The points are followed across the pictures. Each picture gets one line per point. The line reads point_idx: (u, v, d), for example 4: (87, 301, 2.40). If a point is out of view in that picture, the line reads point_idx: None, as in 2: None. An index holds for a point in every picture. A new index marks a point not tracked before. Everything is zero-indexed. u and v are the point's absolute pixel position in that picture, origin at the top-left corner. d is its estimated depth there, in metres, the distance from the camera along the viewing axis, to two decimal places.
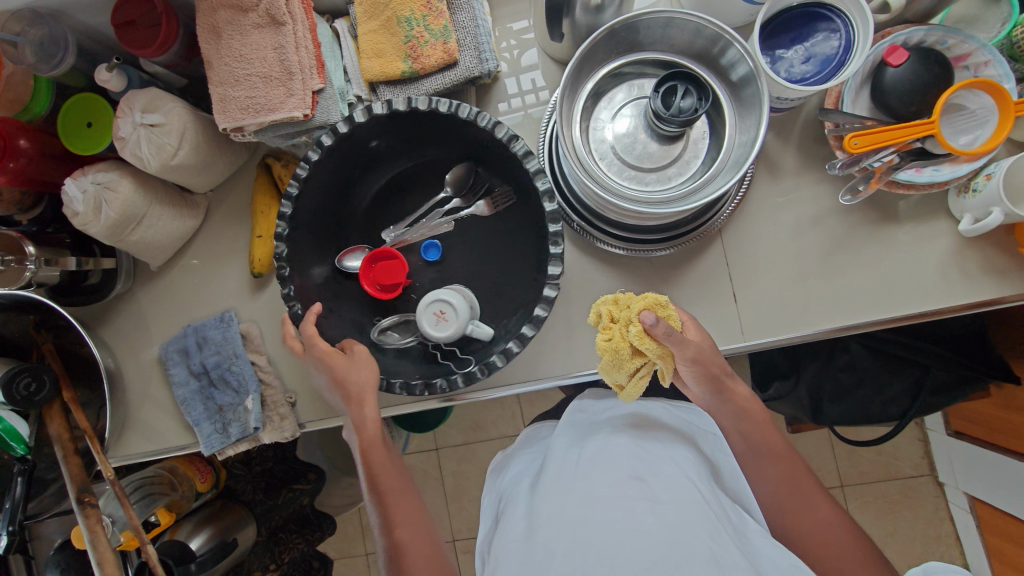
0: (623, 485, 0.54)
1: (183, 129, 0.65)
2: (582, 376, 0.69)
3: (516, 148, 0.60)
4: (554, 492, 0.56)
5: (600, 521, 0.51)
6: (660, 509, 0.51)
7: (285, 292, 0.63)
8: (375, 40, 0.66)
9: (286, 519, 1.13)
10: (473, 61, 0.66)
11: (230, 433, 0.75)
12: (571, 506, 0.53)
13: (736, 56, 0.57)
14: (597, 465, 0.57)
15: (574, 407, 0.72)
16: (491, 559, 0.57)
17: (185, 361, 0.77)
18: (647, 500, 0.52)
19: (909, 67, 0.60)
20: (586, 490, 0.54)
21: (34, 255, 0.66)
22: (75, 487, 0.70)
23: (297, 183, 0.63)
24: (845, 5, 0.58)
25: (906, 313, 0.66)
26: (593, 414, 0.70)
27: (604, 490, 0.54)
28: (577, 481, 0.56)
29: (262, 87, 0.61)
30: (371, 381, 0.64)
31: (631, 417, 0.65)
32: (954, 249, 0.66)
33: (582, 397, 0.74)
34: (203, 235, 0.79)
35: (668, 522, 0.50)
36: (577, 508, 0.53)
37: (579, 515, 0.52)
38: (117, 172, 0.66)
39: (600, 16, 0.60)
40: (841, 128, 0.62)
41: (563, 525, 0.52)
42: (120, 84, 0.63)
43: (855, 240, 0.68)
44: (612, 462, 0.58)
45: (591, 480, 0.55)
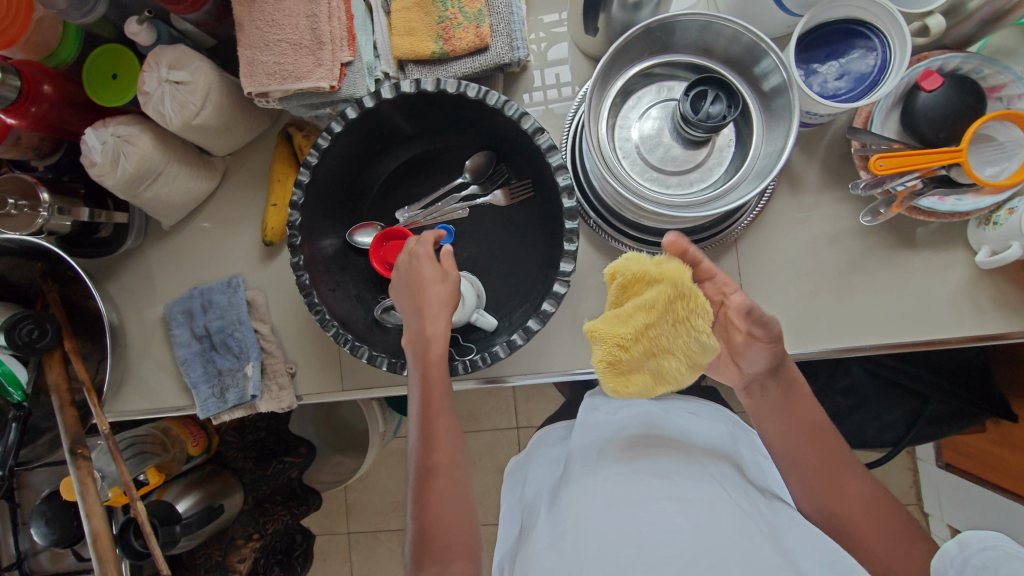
0: (650, 485, 0.54)
1: (208, 89, 0.64)
2: (583, 374, 0.70)
3: (541, 140, 0.60)
4: (581, 491, 0.56)
5: (632, 521, 0.51)
6: (689, 508, 0.51)
7: (294, 261, 0.63)
8: (407, 18, 0.66)
9: (273, 490, 1.13)
10: (504, 47, 0.65)
11: (227, 398, 0.75)
12: (600, 505, 0.53)
13: (771, 66, 0.57)
14: (622, 467, 0.58)
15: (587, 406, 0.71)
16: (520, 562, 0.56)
17: (188, 322, 0.77)
18: (675, 500, 0.52)
19: (942, 93, 0.59)
20: (612, 490, 0.54)
21: (47, 202, 0.66)
22: (68, 437, 0.70)
23: (317, 154, 0.63)
24: (884, 25, 0.57)
25: (914, 339, 0.66)
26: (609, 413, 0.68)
27: (631, 491, 0.54)
28: (603, 480, 0.56)
29: (291, 54, 0.61)
30: (451, 298, 0.60)
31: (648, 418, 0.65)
32: (969, 280, 0.65)
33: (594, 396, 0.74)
34: (217, 198, 0.79)
35: (698, 521, 0.50)
36: (606, 507, 0.53)
37: (608, 514, 0.52)
38: (138, 127, 0.66)
39: (637, 14, 0.60)
40: (868, 148, 0.62)
41: (593, 525, 0.52)
42: (149, 38, 0.63)
43: (870, 262, 0.67)
44: (636, 463, 0.58)
45: (617, 480, 0.56)
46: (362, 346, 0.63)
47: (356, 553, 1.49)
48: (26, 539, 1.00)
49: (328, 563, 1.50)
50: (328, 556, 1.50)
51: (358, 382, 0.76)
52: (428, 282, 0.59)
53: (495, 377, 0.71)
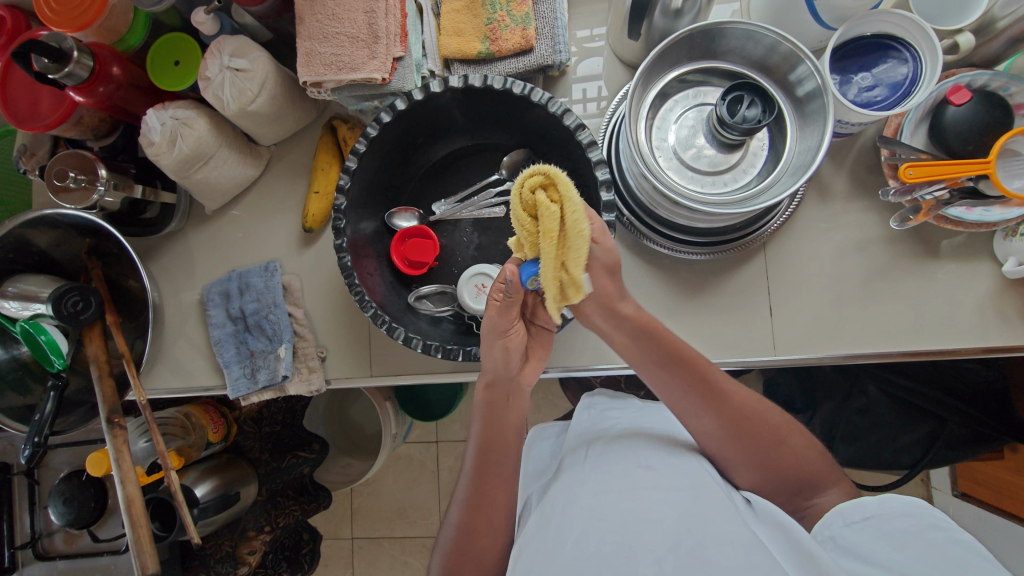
0: (635, 476, 0.55)
1: (265, 78, 0.67)
2: (593, 369, 0.73)
3: (582, 137, 0.62)
4: (569, 488, 0.56)
5: (611, 512, 0.50)
6: (672, 497, 0.51)
7: (338, 243, 0.65)
8: (456, 20, 0.69)
9: (285, 484, 1.14)
10: (548, 50, 0.69)
11: (258, 378, 0.76)
12: (585, 498, 0.53)
13: (806, 73, 0.59)
14: (609, 462, 0.58)
15: (585, 403, 0.74)
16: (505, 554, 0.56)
17: (224, 304, 0.79)
18: (660, 489, 0.52)
19: (970, 108, 0.61)
20: (597, 484, 0.55)
21: (104, 178, 0.69)
22: (105, 406, 0.71)
23: (365, 141, 0.65)
24: (915, 37, 0.60)
25: (939, 348, 0.67)
26: (599, 412, 0.71)
27: (616, 483, 0.54)
28: (591, 476, 0.56)
29: (348, 46, 0.64)
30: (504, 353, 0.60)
31: (632, 424, 0.66)
32: (994, 291, 0.67)
33: (593, 395, 0.76)
34: (260, 185, 0.81)
35: (680, 508, 0.50)
36: (592, 501, 0.52)
37: (590, 504, 0.52)
38: (195, 111, 0.69)
39: (677, 21, 0.64)
40: (898, 157, 0.64)
41: (575, 515, 0.52)
42: (213, 28, 0.67)
43: (896, 270, 0.69)
44: (621, 458, 0.58)
45: (604, 475, 0.56)
46: (398, 326, 0.65)
47: (358, 559, 1.48)
48: (41, 519, 1.00)
49: (330, 567, 1.49)
50: (331, 560, 1.49)
51: (387, 368, 0.77)
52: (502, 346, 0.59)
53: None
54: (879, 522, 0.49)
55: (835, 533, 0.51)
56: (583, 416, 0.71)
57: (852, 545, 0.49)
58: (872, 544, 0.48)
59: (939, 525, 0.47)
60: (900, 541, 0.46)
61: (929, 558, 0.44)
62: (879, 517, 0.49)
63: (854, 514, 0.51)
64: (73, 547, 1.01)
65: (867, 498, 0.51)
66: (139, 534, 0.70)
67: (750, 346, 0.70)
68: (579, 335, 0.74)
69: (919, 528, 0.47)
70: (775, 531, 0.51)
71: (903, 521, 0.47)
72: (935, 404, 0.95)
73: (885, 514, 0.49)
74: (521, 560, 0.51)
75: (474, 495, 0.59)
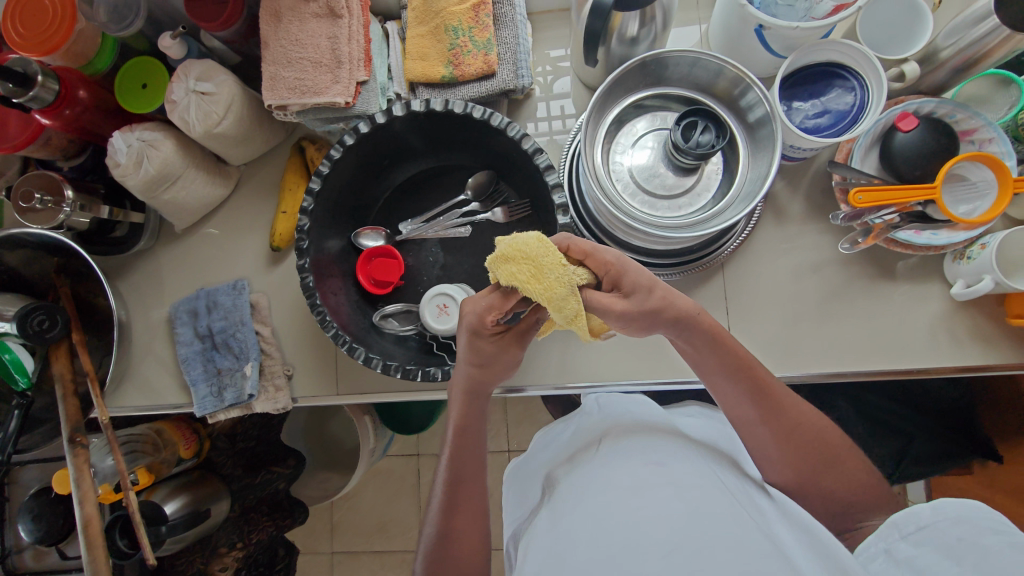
0: (646, 470, 0.54)
1: (230, 102, 0.68)
2: (567, 388, 0.75)
3: (539, 161, 0.63)
4: (580, 484, 0.55)
5: (621, 507, 0.50)
6: (684, 494, 0.50)
7: (301, 263, 0.66)
8: (421, 44, 0.71)
9: (259, 500, 1.14)
10: (510, 75, 0.70)
11: (224, 397, 0.77)
12: (594, 495, 0.52)
13: (755, 100, 0.61)
14: (617, 457, 0.57)
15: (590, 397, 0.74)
16: (520, 551, 0.56)
17: (192, 322, 0.79)
18: (672, 485, 0.51)
19: (918, 134, 0.63)
20: (609, 479, 0.54)
21: (71, 199, 0.69)
22: (68, 425, 0.70)
23: (328, 163, 0.66)
24: (861, 67, 0.62)
25: (892, 368, 0.68)
26: (612, 405, 0.69)
27: (625, 478, 0.53)
28: (601, 472, 0.55)
29: (311, 71, 0.65)
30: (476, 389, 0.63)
31: (645, 417, 0.65)
32: (945, 312, 0.68)
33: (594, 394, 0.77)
34: (230, 204, 0.82)
35: (692, 505, 0.49)
36: (601, 498, 0.52)
37: (601, 500, 0.52)
38: (163, 133, 0.70)
39: (633, 48, 0.65)
40: (847, 181, 0.65)
41: (585, 513, 0.51)
42: (180, 52, 0.68)
43: (851, 291, 0.70)
44: (634, 451, 0.57)
45: (615, 469, 0.55)
46: (359, 347, 0.65)
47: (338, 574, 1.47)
48: (11, 535, 1.00)
49: None
50: None
51: (352, 387, 0.78)
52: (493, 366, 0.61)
53: (514, 387, 0.75)
54: (935, 533, 0.45)
55: (890, 546, 0.48)
56: (593, 410, 0.70)
57: (910, 559, 0.45)
58: (931, 558, 0.43)
59: (1003, 530, 0.42)
60: (957, 554, 0.42)
61: (984, 567, 0.40)
62: (935, 526, 0.45)
63: (907, 525, 0.47)
64: (41, 564, 1.00)
65: (921, 506, 0.47)
66: (95, 555, 0.71)
67: None
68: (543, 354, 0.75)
69: (976, 532, 0.43)
70: (792, 532, 0.51)
71: (962, 529, 0.43)
72: (903, 420, 0.97)
73: (939, 521, 0.45)
74: (533, 559, 0.51)
75: (463, 475, 0.61)
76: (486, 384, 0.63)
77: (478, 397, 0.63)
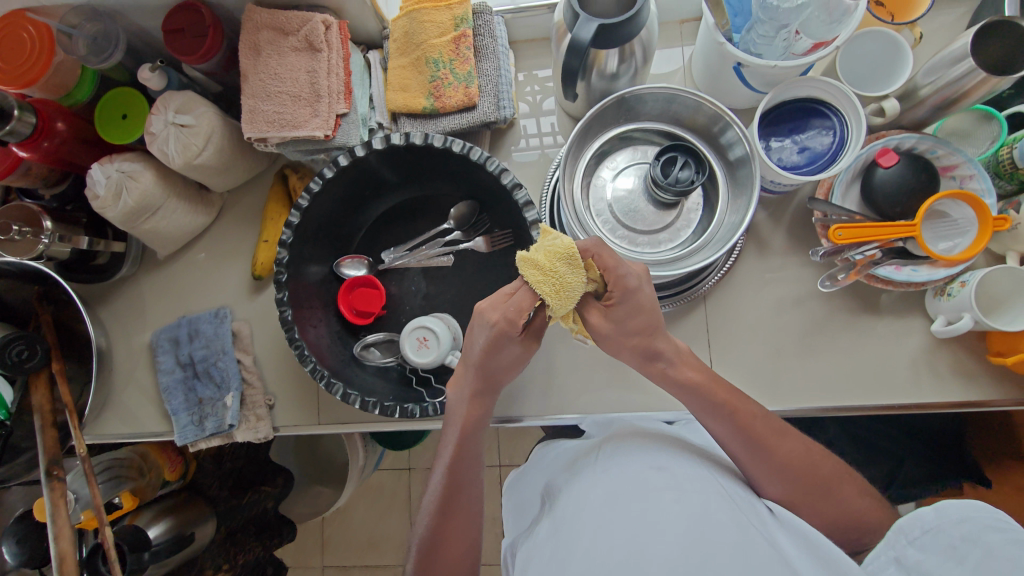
0: (647, 476, 0.52)
1: (210, 133, 0.68)
2: (561, 420, 0.73)
3: (519, 196, 0.63)
4: (579, 492, 0.54)
5: (622, 515, 0.48)
6: (688, 500, 0.49)
7: (279, 296, 0.65)
8: (403, 76, 0.70)
9: (247, 521, 1.13)
10: (491, 107, 0.70)
11: (205, 426, 0.76)
12: (595, 504, 0.51)
13: (735, 138, 0.61)
14: (620, 464, 0.56)
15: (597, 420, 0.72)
16: (519, 561, 0.54)
17: (174, 350, 0.79)
18: (672, 490, 0.50)
19: (897, 170, 0.63)
20: (609, 487, 0.52)
21: (50, 230, 0.69)
22: (46, 458, 0.70)
23: (308, 196, 0.66)
24: (840, 104, 0.62)
25: (873, 403, 0.68)
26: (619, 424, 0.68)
27: (625, 486, 0.52)
28: (602, 479, 0.54)
29: (290, 105, 0.65)
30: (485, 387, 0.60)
31: (649, 429, 0.63)
32: (926, 347, 0.68)
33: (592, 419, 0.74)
34: (213, 231, 0.82)
35: (692, 510, 0.47)
36: (603, 507, 0.50)
37: (601, 509, 0.50)
38: (142, 164, 0.69)
39: (614, 83, 0.65)
40: (829, 218, 0.64)
41: (586, 522, 0.50)
42: (160, 83, 0.67)
43: (833, 325, 0.70)
44: (634, 457, 0.56)
45: (615, 477, 0.54)
46: (337, 382, 0.65)
47: None
48: None
49: None
50: None
51: (334, 417, 0.77)
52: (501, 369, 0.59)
53: (508, 417, 0.74)
54: (944, 537, 0.43)
55: (900, 554, 0.45)
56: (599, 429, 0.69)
57: (918, 567, 0.43)
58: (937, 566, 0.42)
59: (1005, 528, 0.41)
60: (959, 554, 0.41)
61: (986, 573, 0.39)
62: (940, 530, 0.43)
63: (912, 530, 0.44)
64: None
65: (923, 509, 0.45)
66: None
67: None
68: (525, 384, 0.75)
69: (978, 531, 0.41)
70: (795, 539, 0.49)
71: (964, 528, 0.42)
72: (891, 443, 0.97)
73: (943, 525, 0.43)
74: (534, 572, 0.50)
75: (460, 471, 0.60)
76: (498, 380, 0.61)
77: (489, 394, 0.61)
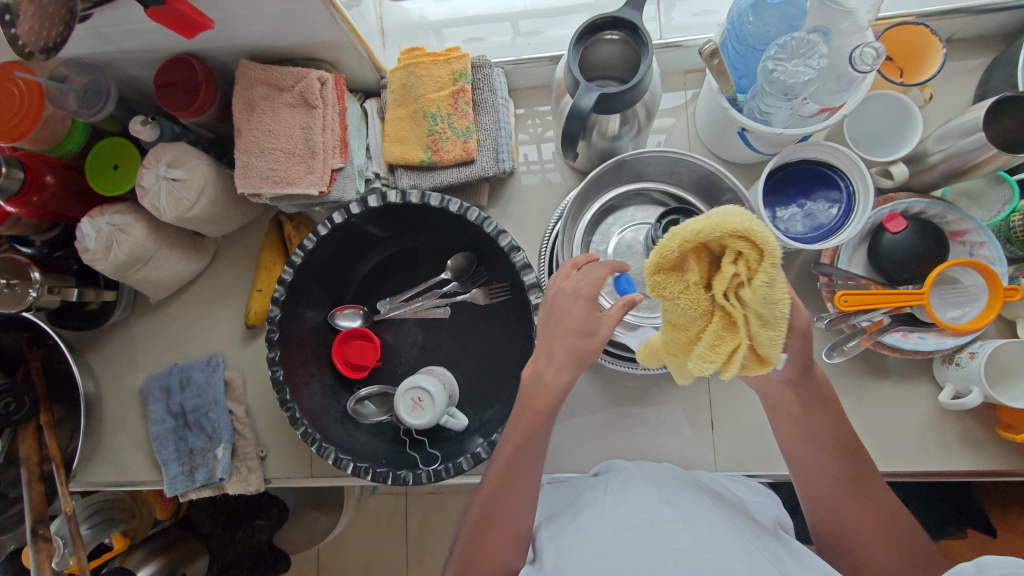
0: (655, 510, 0.51)
1: (203, 185, 0.67)
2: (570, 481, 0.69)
3: (517, 259, 0.61)
4: (583, 521, 0.52)
5: (631, 544, 0.46)
6: (703, 532, 0.47)
7: (270, 356, 0.64)
8: (400, 127, 0.69)
9: (240, 557, 1.07)
10: (490, 162, 0.68)
11: (196, 477, 0.75)
12: (603, 532, 0.49)
13: (742, 212, 0.60)
14: (626, 498, 0.54)
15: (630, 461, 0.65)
16: None
17: (165, 399, 0.78)
18: (681, 522, 0.48)
19: (906, 236, 0.61)
20: (617, 518, 0.50)
21: (39, 282, 0.68)
22: (31, 516, 0.69)
23: (301, 253, 0.65)
24: (847, 170, 0.60)
25: (879, 470, 0.67)
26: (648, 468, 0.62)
27: (635, 516, 0.49)
28: (611, 510, 0.52)
29: (284, 162, 0.64)
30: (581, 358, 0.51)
31: (661, 470, 0.61)
32: (933, 413, 0.66)
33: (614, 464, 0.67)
34: (207, 276, 0.81)
35: (702, 541, 0.45)
36: (614, 535, 0.48)
37: (610, 538, 0.48)
38: (133, 216, 0.68)
39: (616, 143, 0.63)
40: (835, 282, 0.63)
41: (591, 550, 0.47)
42: (153, 135, 0.66)
43: (838, 388, 0.68)
44: (642, 492, 0.54)
45: (623, 508, 0.51)
46: (329, 446, 0.63)
47: None
48: None
49: None
50: None
51: (327, 470, 0.76)
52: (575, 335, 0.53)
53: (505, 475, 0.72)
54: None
55: None
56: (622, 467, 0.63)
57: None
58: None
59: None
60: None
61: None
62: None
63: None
64: None
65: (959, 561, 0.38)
66: None
67: (689, 458, 0.70)
68: None
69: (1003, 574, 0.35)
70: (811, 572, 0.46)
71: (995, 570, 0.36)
72: None
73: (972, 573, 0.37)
74: None
75: (518, 470, 0.51)
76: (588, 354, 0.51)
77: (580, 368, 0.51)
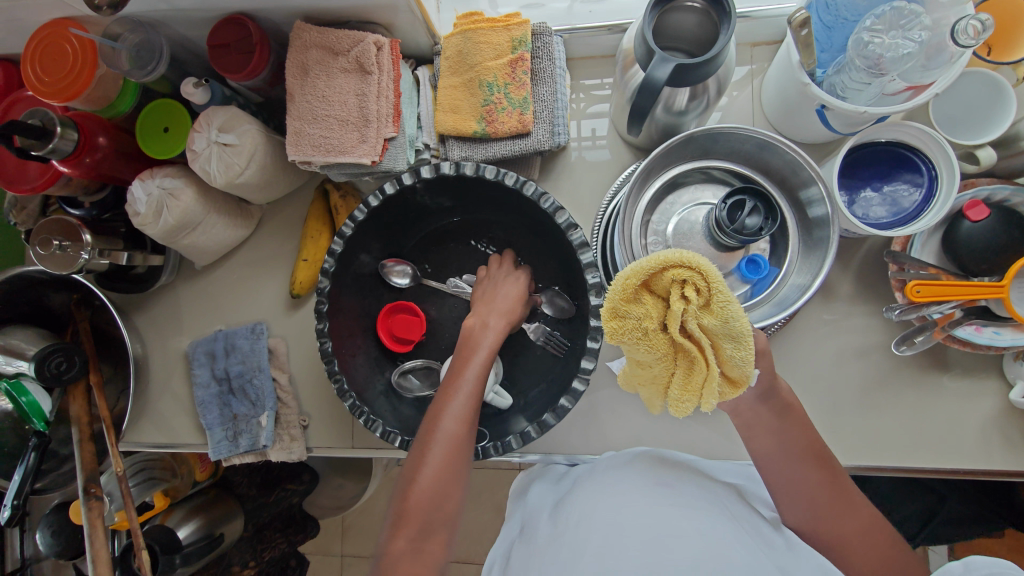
0: (654, 491, 0.51)
1: (253, 152, 0.65)
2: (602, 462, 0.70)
3: (572, 237, 0.59)
4: (584, 499, 0.53)
5: (632, 525, 0.46)
6: (699, 515, 0.48)
7: (318, 327, 0.63)
8: (454, 96, 0.66)
9: (273, 517, 1.11)
10: (546, 134, 0.66)
11: (239, 443, 0.75)
12: (603, 512, 0.49)
13: (816, 197, 0.57)
14: (624, 478, 0.55)
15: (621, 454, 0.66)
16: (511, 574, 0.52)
17: (210, 364, 0.78)
18: (681, 507, 0.49)
19: (987, 225, 0.57)
20: (617, 498, 0.51)
21: (89, 244, 0.67)
22: (83, 476, 0.71)
23: (352, 224, 0.63)
24: (934, 155, 0.57)
25: (940, 466, 0.64)
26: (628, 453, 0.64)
27: (634, 497, 0.50)
28: (605, 489, 0.53)
29: (337, 129, 0.62)
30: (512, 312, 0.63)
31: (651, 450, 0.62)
32: (1001, 410, 0.64)
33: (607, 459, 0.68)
34: (252, 241, 0.80)
35: (701, 527, 0.46)
36: (611, 513, 0.49)
37: (609, 517, 0.48)
38: (183, 180, 0.67)
39: (682, 118, 0.60)
40: (906, 272, 0.61)
41: (592, 528, 0.48)
42: (204, 98, 0.65)
43: (900, 380, 0.66)
44: (639, 473, 0.55)
45: (622, 489, 0.52)
46: (377, 420, 0.63)
47: None
48: None
49: None
50: None
51: (368, 442, 0.76)
52: (506, 298, 0.65)
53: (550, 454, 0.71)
54: None
55: None
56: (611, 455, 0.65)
57: None
58: None
59: None
60: None
61: None
62: None
63: None
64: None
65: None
66: None
67: (738, 446, 0.69)
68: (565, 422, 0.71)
69: None
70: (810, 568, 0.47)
71: None
72: None
73: None
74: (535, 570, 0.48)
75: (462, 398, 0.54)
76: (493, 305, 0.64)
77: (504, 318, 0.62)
